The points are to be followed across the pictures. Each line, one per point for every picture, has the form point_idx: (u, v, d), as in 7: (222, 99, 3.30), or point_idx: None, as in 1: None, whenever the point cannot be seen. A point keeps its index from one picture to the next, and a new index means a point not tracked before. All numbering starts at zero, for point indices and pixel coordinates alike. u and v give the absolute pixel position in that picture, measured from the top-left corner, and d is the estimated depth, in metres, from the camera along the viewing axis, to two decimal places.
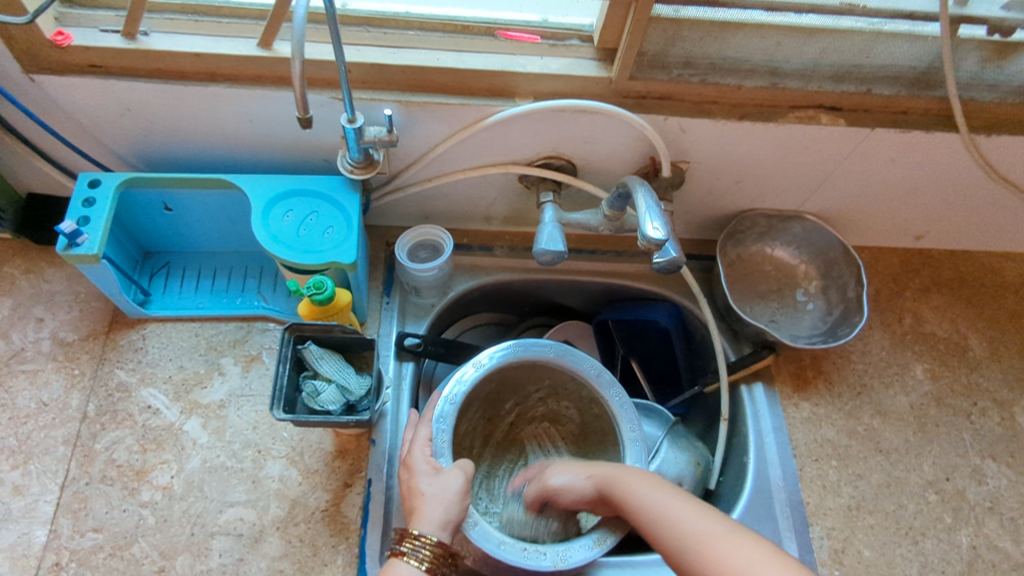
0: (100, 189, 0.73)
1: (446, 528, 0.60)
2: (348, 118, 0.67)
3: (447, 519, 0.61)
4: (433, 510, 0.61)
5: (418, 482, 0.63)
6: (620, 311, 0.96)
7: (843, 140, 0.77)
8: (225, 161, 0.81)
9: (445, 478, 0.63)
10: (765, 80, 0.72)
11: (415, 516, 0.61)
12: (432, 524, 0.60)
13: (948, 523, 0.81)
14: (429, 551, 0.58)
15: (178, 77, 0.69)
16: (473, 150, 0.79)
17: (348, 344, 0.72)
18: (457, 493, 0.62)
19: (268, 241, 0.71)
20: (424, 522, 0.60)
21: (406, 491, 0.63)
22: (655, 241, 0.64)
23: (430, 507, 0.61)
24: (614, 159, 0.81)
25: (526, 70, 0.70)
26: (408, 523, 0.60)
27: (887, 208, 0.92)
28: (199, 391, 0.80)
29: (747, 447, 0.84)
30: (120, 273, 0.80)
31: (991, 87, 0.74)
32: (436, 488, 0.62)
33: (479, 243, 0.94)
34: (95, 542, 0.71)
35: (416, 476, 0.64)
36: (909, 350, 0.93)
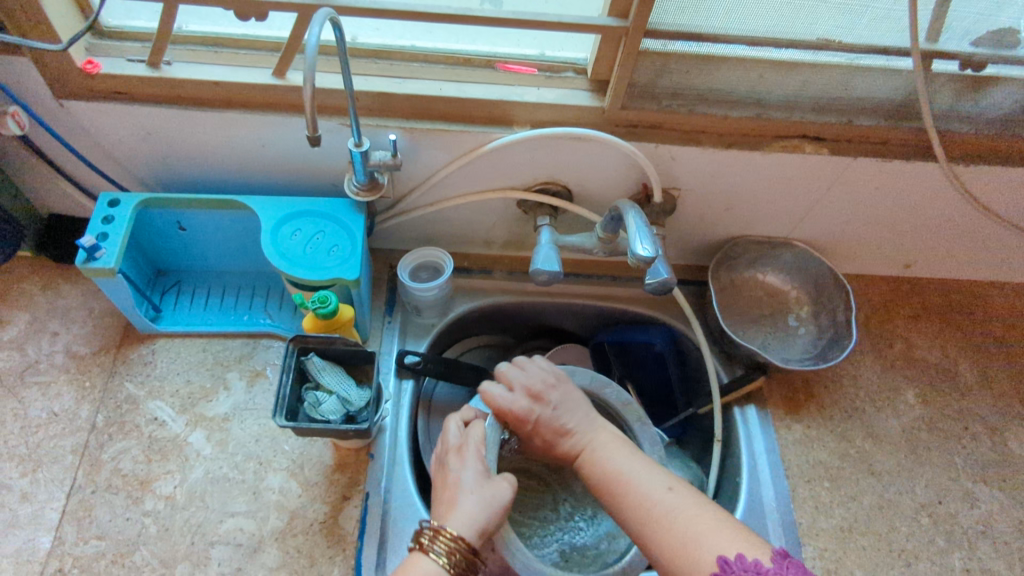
0: (119, 208, 0.77)
1: (480, 534, 0.60)
2: (354, 142, 0.71)
3: (483, 526, 0.60)
4: (476, 510, 0.61)
5: (465, 477, 0.64)
6: (616, 333, 1.00)
7: (828, 169, 0.81)
8: (238, 183, 0.86)
9: (496, 485, 0.63)
10: (750, 110, 0.76)
11: (454, 510, 0.61)
12: (468, 525, 0.60)
13: (941, 546, 0.81)
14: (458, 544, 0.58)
15: (196, 103, 0.73)
16: (474, 175, 0.83)
17: (349, 358, 0.74)
18: (502, 504, 0.62)
19: (276, 258, 0.75)
20: (459, 521, 0.60)
21: (451, 481, 0.64)
22: (643, 259, 0.67)
23: (472, 508, 0.61)
24: (608, 185, 0.85)
25: (523, 99, 0.75)
26: (445, 520, 0.60)
27: (875, 236, 0.95)
28: (204, 404, 0.83)
29: (741, 469, 0.85)
30: (134, 288, 0.84)
31: (967, 119, 0.77)
32: (485, 492, 0.62)
33: (479, 266, 0.98)
34: (98, 549, 0.73)
35: (466, 472, 0.64)
36: (900, 375, 0.94)
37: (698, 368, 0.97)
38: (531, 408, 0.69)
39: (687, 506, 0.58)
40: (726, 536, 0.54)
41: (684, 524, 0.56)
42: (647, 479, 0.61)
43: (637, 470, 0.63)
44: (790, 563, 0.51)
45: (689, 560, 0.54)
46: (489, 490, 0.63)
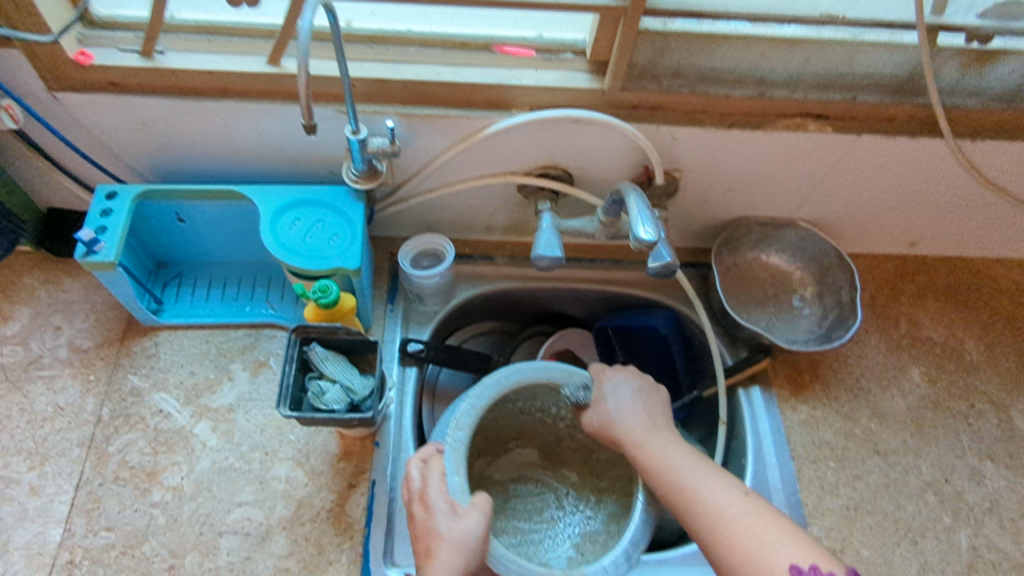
0: (117, 200, 0.76)
1: (462, 575, 0.60)
2: (351, 130, 0.70)
3: (464, 565, 0.60)
4: (450, 553, 0.60)
5: (434, 522, 0.63)
6: (619, 317, 1.00)
7: (832, 147, 0.80)
8: (236, 173, 0.85)
9: (465, 520, 0.63)
10: (754, 89, 0.74)
11: (432, 560, 0.60)
12: (449, 569, 0.59)
13: (947, 524, 0.81)
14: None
15: (191, 92, 0.72)
16: (473, 160, 0.82)
17: (352, 346, 0.74)
18: (476, 537, 0.62)
19: (276, 248, 0.75)
20: (441, 568, 0.59)
21: (421, 531, 0.63)
22: (645, 243, 0.66)
23: (449, 552, 0.60)
24: (609, 168, 0.84)
25: (521, 82, 0.74)
26: (425, 574, 0.60)
27: (880, 215, 0.94)
28: (209, 395, 0.83)
29: (747, 451, 0.85)
30: (135, 281, 0.83)
31: (973, 94, 0.76)
32: (455, 529, 0.62)
33: (480, 252, 0.97)
34: (107, 541, 0.73)
35: (434, 516, 0.63)
36: (906, 354, 0.94)
37: (703, 351, 0.97)
38: (589, 391, 0.73)
39: (758, 514, 0.59)
40: (801, 547, 0.56)
41: (756, 532, 0.57)
42: (718, 488, 0.61)
43: (707, 475, 0.63)
44: None
45: (757, 569, 0.55)
46: (459, 528, 0.62)
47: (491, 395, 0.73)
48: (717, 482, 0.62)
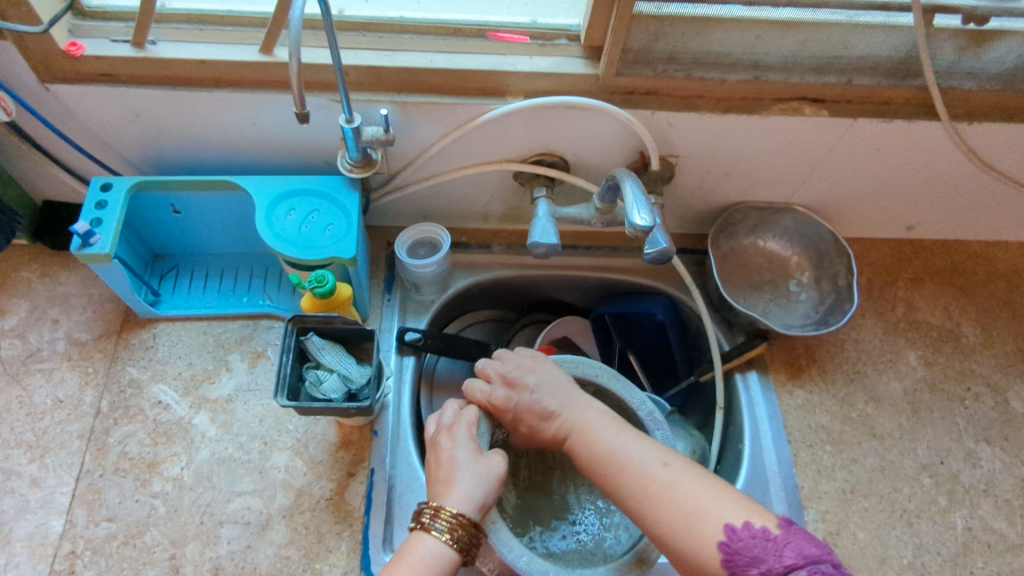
0: (111, 192, 0.76)
1: (480, 507, 0.61)
2: (345, 118, 0.70)
3: (484, 499, 0.61)
4: (475, 487, 0.61)
5: (459, 455, 0.63)
6: (617, 305, 0.97)
7: (829, 131, 0.80)
8: (230, 163, 0.85)
9: (490, 461, 0.63)
10: (748, 73, 0.74)
11: (454, 486, 0.61)
12: (471, 501, 0.60)
13: (943, 506, 0.82)
14: (459, 522, 0.59)
15: (183, 83, 0.72)
16: (468, 148, 0.82)
17: (349, 335, 0.74)
18: (499, 477, 0.63)
19: (271, 239, 0.74)
20: (459, 500, 0.60)
21: (445, 460, 0.63)
22: (641, 229, 0.66)
23: (473, 483, 0.61)
24: (604, 154, 0.84)
25: (516, 69, 0.73)
26: (443, 499, 0.60)
27: (876, 199, 0.94)
28: (207, 386, 0.83)
29: (743, 435, 0.85)
30: (132, 273, 0.84)
31: (969, 75, 0.76)
32: (480, 466, 0.63)
33: (477, 241, 0.97)
34: (109, 531, 0.74)
35: (461, 449, 0.64)
36: (902, 337, 0.94)
37: (699, 337, 0.97)
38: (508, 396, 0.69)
39: (685, 480, 0.58)
40: (727, 507, 0.55)
41: (685, 497, 0.57)
42: (642, 453, 0.61)
43: (625, 441, 0.63)
44: (796, 529, 0.53)
45: (686, 537, 0.55)
46: (487, 468, 0.63)
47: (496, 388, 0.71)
48: (636, 441, 0.62)
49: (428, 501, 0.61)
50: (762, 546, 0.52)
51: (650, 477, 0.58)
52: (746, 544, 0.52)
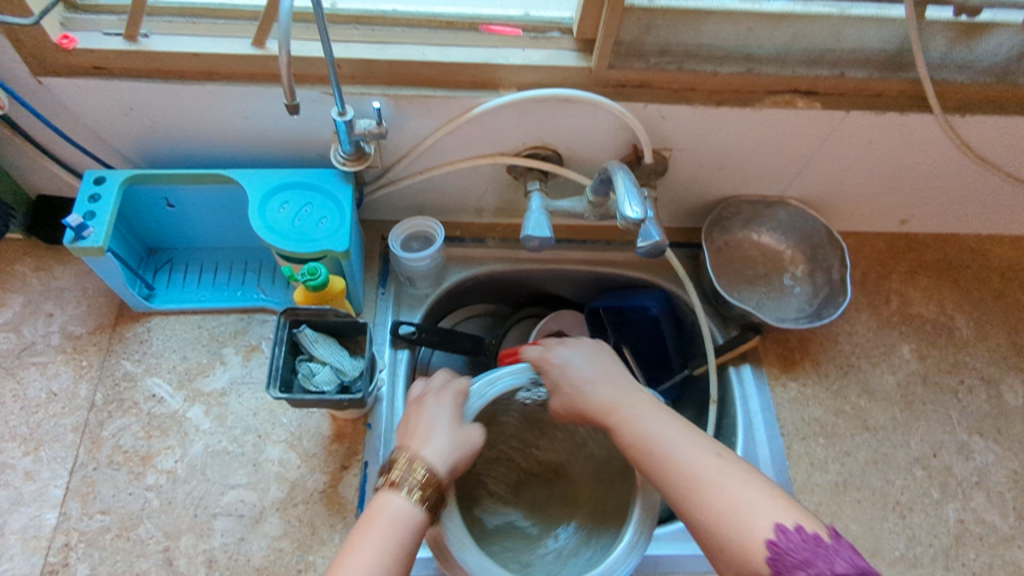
0: (105, 185, 0.76)
1: (448, 467, 0.60)
2: (338, 111, 0.70)
3: (454, 460, 0.61)
4: (443, 443, 0.61)
5: (435, 417, 0.64)
6: (610, 299, 0.98)
7: (822, 124, 0.80)
8: (224, 157, 0.85)
9: (467, 429, 0.64)
10: (740, 66, 0.75)
11: (422, 442, 0.61)
12: (435, 454, 0.60)
13: (935, 498, 0.82)
14: (428, 480, 0.59)
15: (176, 76, 0.72)
16: (461, 141, 0.82)
17: (342, 328, 0.74)
18: (472, 445, 0.63)
19: (264, 231, 0.74)
20: (431, 453, 0.60)
21: (421, 420, 0.64)
22: (632, 221, 0.66)
23: (442, 441, 0.61)
24: (598, 148, 0.84)
25: (508, 62, 0.73)
26: (414, 448, 0.61)
27: (870, 192, 0.94)
28: (201, 379, 0.83)
29: (737, 428, 0.86)
30: (126, 267, 0.84)
31: (961, 68, 0.76)
32: (455, 432, 0.63)
33: (472, 235, 0.97)
34: (103, 524, 0.74)
35: (437, 412, 0.64)
36: (896, 331, 0.94)
37: (694, 331, 0.97)
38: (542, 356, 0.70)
39: (735, 474, 0.56)
40: (774, 504, 0.53)
41: (732, 492, 0.54)
42: (684, 446, 0.58)
43: (670, 433, 0.60)
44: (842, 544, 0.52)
45: (733, 531, 0.53)
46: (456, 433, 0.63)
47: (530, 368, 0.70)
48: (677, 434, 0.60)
49: (394, 456, 0.61)
50: (814, 551, 0.50)
51: (700, 467, 0.56)
52: (795, 547, 0.51)
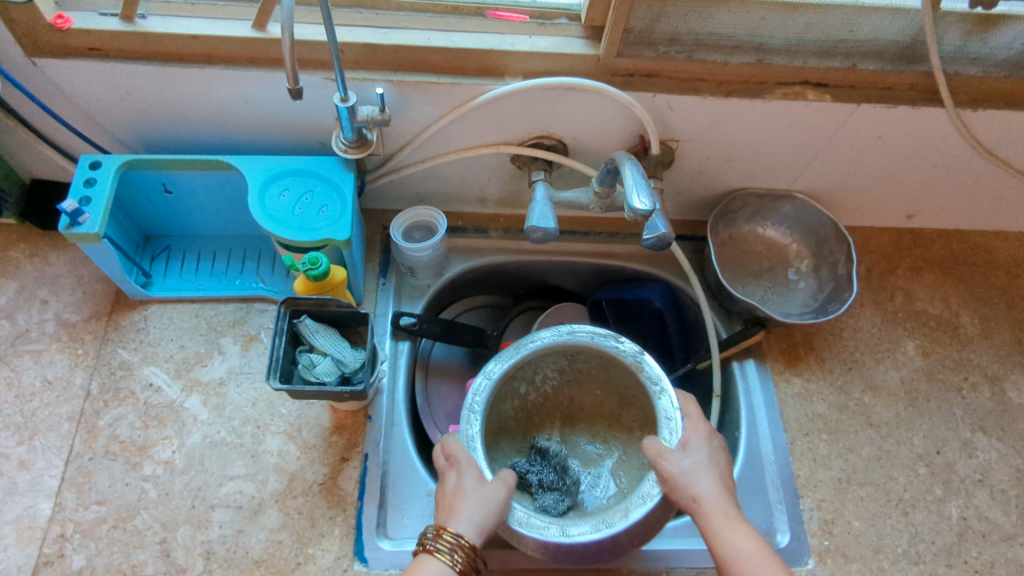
0: (101, 170, 0.75)
1: (479, 534, 0.59)
2: (340, 97, 0.69)
3: (483, 524, 0.60)
4: (473, 511, 0.60)
5: (463, 485, 0.62)
6: (614, 291, 0.96)
7: (831, 116, 0.79)
8: (223, 143, 0.83)
9: (492, 490, 0.62)
10: (751, 56, 0.73)
11: (454, 514, 0.60)
12: (471, 525, 0.59)
13: (938, 495, 0.82)
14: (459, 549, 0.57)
15: (174, 58, 0.71)
16: (465, 130, 0.80)
17: (343, 319, 0.73)
18: (499, 504, 0.62)
19: (264, 219, 0.73)
20: (460, 522, 0.59)
21: (448, 492, 0.62)
22: (641, 213, 0.65)
23: (472, 509, 0.60)
24: (604, 138, 0.82)
25: (514, 48, 0.72)
26: (445, 522, 0.59)
27: (877, 187, 0.93)
28: (199, 368, 0.82)
29: (740, 423, 0.85)
30: (122, 254, 0.82)
31: (975, 61, 0.75)
32: (480, 492, 0.62)
33: (474, 226, 0.96)
34: (99, 515, 0.73)
35: (464, 478, 0.63)
36: (900, 326, 0.93)
37: (697, 324, 0.96)
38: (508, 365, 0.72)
39: None
40: None
41: None
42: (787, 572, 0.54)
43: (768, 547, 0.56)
44: None
45: None
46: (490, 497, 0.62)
47: (505, 369, 0.72)
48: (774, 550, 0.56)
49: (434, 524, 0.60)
50: None
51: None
52: None
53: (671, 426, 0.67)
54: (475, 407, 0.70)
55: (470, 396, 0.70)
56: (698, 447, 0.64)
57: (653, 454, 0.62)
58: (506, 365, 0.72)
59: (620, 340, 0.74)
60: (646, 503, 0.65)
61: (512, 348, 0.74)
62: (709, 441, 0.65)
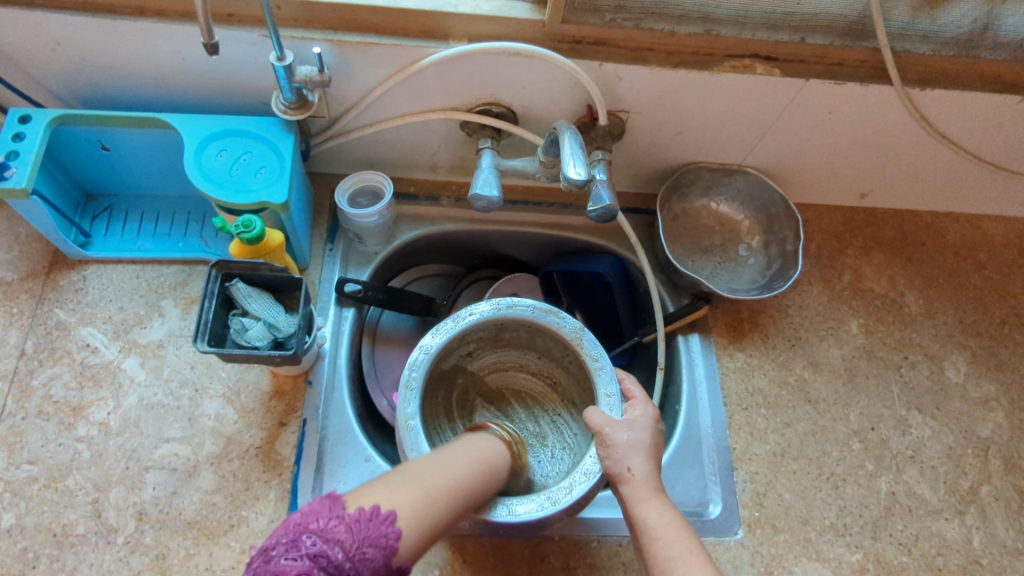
0: (30, 124, 0.72)
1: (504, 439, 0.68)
2: (276, 56, 0.67)
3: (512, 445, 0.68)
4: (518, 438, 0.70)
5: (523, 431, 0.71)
6: (565, 263, 0.96)
7: (780, 91, 0.78)
8: (163, 100, 0.81)
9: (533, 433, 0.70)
10: (698, 26, 0.73)
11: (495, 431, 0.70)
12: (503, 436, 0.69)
13: (869, 470, 0.84)
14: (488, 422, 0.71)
15: (105, 9, 0.68)
16: (412, 94, 0.79)
17: (278, 283, 0.72)
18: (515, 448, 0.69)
19: (200, 179, 0.71)
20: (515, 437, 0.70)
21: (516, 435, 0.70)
22: (576, 183, 0.64)
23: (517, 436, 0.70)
24: (553, 107, 0.81)
25: (457, 11, 0.70)
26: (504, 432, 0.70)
27: (830, 165, 0.93)
28: (138, 330, 0.81)
29: (680, 396, 0.87)
30: (58, 213, 0.80)
31: (924, 39, 0.75)
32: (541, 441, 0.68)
33: (426, 193, 0.94)
34: (30, 474, 0.72)
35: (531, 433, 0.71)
36: (846, 305, 0.94)
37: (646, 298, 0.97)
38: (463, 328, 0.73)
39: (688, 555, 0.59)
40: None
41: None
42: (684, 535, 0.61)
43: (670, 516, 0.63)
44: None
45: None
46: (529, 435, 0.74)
47: (451, 331, 0.73)
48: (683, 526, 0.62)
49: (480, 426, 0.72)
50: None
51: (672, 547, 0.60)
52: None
53: (609, 404, 0.70)
54: (410, 386, 0.69)
55: (406, 372, 0.70)
56: (642, 427, 0.68)
57: (598, 426, 0.66)
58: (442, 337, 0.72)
59: (560, 313, 0.75)
60: (588, 478, 0.67)
61: (450, 321, 0.74)
62: (651, 422, 0.69)
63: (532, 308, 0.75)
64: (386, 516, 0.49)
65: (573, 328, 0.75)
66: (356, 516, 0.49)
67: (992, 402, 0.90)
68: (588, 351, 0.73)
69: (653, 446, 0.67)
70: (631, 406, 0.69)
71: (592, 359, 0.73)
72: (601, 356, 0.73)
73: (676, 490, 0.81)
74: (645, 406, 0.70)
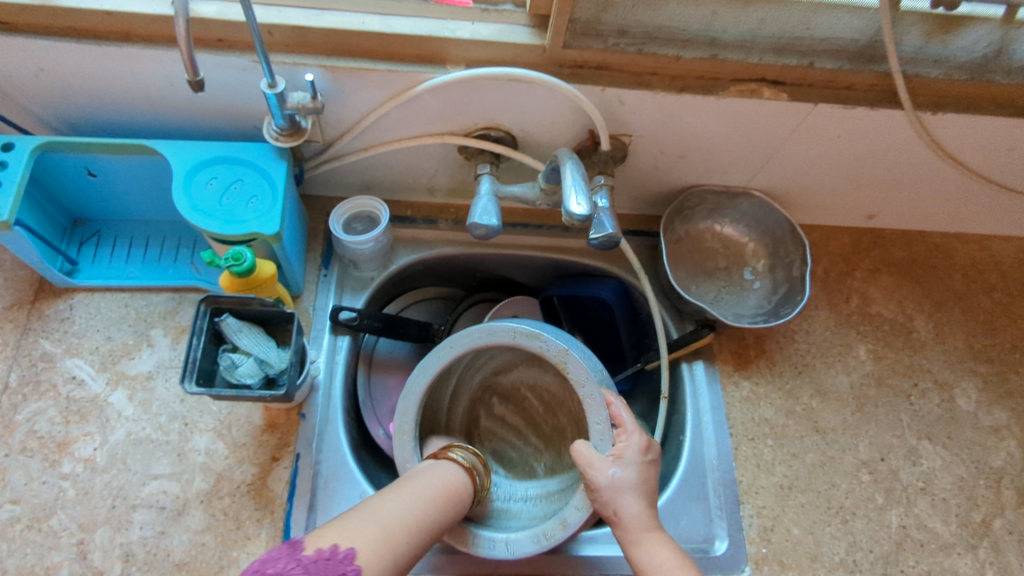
0: (13, 152, 0.70)
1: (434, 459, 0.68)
2: (267, 83, 0.64)
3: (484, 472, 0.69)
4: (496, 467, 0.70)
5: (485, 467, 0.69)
6: (566, 287, 0.94)
7: (788, 115, 0.76)
8: (152, 125, 0.78)
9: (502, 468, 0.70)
10: (704, 51, 0.71)
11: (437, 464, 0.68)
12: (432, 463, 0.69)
13: (879, 503, 0.81)
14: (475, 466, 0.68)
15: (90, 35, 0.66)
16: (408, 118, 0.76)
17: (269, 317, 0.69)
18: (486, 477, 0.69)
19: (189, 210, 0.69)
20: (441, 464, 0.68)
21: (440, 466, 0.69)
22: (577, 217, 0.62)
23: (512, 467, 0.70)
24: (553, 131, 0.79)
25: (455, 36, 0.68)
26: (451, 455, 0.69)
27: (837, 187, 0.91)
28: (126, 362, 0.79)
29: (685, 426, 0.84)
30: (43, 242, 0.78)
31: (935, 63, 0.73)
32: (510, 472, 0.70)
33: (423, 216, 0.92)
34: (12, 514, 0.70)
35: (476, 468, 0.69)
36: (854, 330, 0.92)
37: (649, 323, 0.94)
38: (444, 364, 0.70)
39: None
40: None
41: None
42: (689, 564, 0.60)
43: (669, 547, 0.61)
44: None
45: None
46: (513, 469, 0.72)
47: (433, 370, 0.70)
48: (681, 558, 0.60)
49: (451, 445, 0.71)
50: None
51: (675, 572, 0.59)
52: None
53: (601, 435, 0.67)
54: (403, 432, 0.71)
55: (398, 419, 0.71)
56: (631, 462, 0.64)
57: (584, 466, 0.64)
58: (423, 380, 0.70)
59: (543, 335, 0.69)
60: (582, 513, 0.65)
61: (431, 357, 0.71)
62: (640, 457, 0.65)
63: (513, 334, 0.69)
64: (345, 555, 0.47)
65: (557, 349, 0.69)
66: (316, 556, 0.46)
67: (1005, 430, 0.87)
68: (577, 373, 0.69)
69: (647, 482, 0.64)
70: (620, 438, 0.66)
71: (579, 383, 0.68)
72: (589, 378, 0.68)
73: (680, 526, 0.79)
74: (636, 434, 0.67)
